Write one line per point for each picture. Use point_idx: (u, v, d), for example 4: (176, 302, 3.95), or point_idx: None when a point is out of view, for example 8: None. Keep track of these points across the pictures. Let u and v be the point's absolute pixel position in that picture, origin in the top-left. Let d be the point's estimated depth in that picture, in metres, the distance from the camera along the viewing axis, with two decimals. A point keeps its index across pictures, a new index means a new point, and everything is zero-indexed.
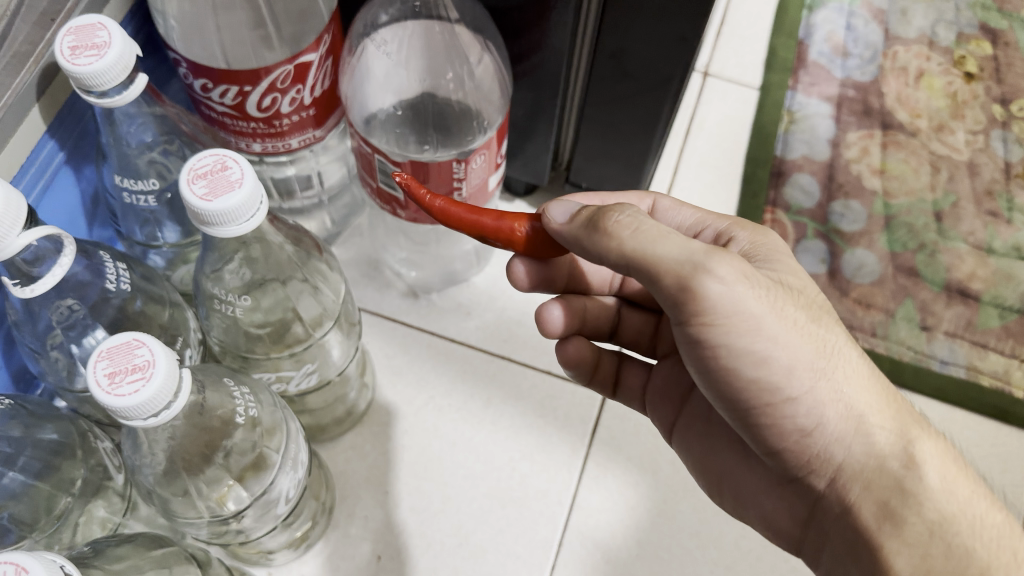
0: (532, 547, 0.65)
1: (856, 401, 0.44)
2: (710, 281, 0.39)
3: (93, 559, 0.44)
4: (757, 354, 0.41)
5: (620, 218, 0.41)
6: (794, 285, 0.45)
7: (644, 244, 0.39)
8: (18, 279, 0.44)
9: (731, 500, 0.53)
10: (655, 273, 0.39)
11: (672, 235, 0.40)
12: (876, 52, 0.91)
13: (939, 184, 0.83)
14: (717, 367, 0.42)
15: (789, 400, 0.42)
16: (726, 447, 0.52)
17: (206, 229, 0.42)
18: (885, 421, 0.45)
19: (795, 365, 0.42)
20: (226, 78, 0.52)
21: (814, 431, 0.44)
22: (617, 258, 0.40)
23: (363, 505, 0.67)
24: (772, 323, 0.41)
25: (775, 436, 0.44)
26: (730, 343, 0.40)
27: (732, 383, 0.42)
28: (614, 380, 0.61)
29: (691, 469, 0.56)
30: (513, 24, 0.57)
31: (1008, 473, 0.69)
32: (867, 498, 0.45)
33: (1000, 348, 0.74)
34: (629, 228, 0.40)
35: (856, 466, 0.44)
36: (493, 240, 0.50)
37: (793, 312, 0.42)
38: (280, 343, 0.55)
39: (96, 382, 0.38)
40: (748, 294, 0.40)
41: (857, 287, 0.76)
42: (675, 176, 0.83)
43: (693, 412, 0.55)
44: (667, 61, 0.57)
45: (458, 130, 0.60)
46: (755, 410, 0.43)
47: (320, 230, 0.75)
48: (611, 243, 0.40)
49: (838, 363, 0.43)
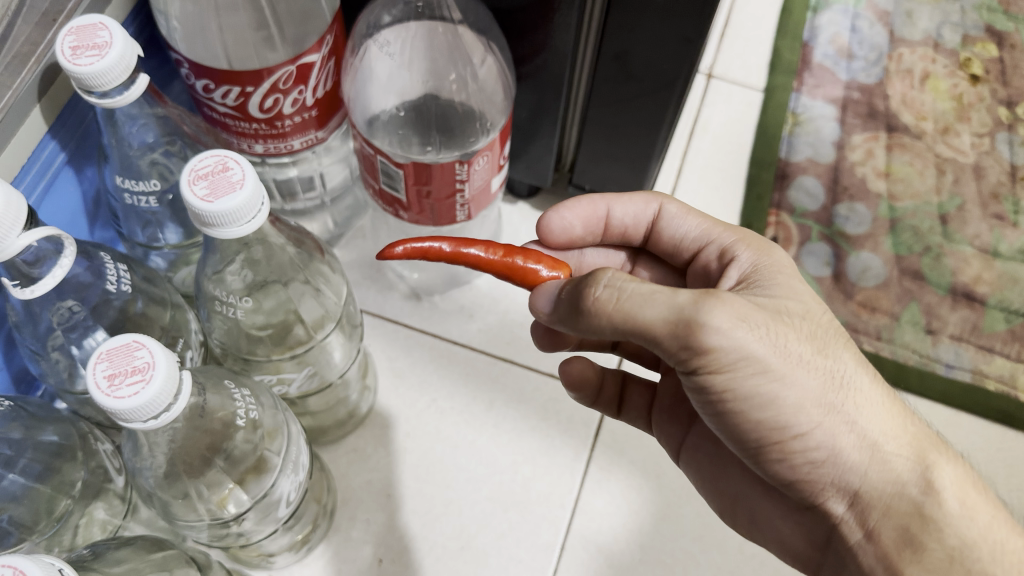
0: (534, 551, 0.65)
1: (869, 429, 0.43)
2: (711, 335, 0.38)
3: (93, 562, 0.43)
4: (764, 396, 0.40)
5: (598, 292, 0.40)
6: (797, 313, 0.43)
7: (631, 312, 0.39)
8: (18, 279, 0.44)
9: (746, 523, 0.53)
10: (652, 337, 0.39)
11: (658, 294, 0.39)
12: (881, 54, 0.91)
13: (944, 187, 0.82)
14: (724, 410, 0.41)
15: (799, 436, 0.42)
16: (739, 470, 0.52)
17: (207, 230, 0.42)
18: (901, 447, 0.44)
19: (803, 403, 0.41)
20: (228, 79, 0.52)
21: (826, 462, 0.43)
22: (612, 332, 0.40)
23: (365, 508, 0.66)
24: (777, 363, 0.40)
25: (787, 470, 0.44)
26: (736, 387, 0.40)
27: (740, 423, 0.42)
28: (618, 400, 0.61)
29: (701, 489, 0.55)
30: (516, 25, 0.56)
31: (1014, 477, 0.69)
32: (886, 523, 0.44)
33: (1007, 352, 0.74)
34: (613, 299, 0.39)
35: (873, 492, 0.44)
36: (512, 280, 0.52)
37: (799, 348, 0.41)
38: (282, 345, 0.55)
39: (95, 384, 0.38)
40: (748, 336, 0.39)
41: (862, 290, 0.76)
42: (679, 178, 0.83)
43: (702, 431, 0.54)
44: (672, 62, 0.57)
45: (461, 131, 0.60)
46: (764, 447, 0.43)
47: (323, 232, 0.75)
48: (600, 319, 0.40)
49: (848, 394, 0.43)
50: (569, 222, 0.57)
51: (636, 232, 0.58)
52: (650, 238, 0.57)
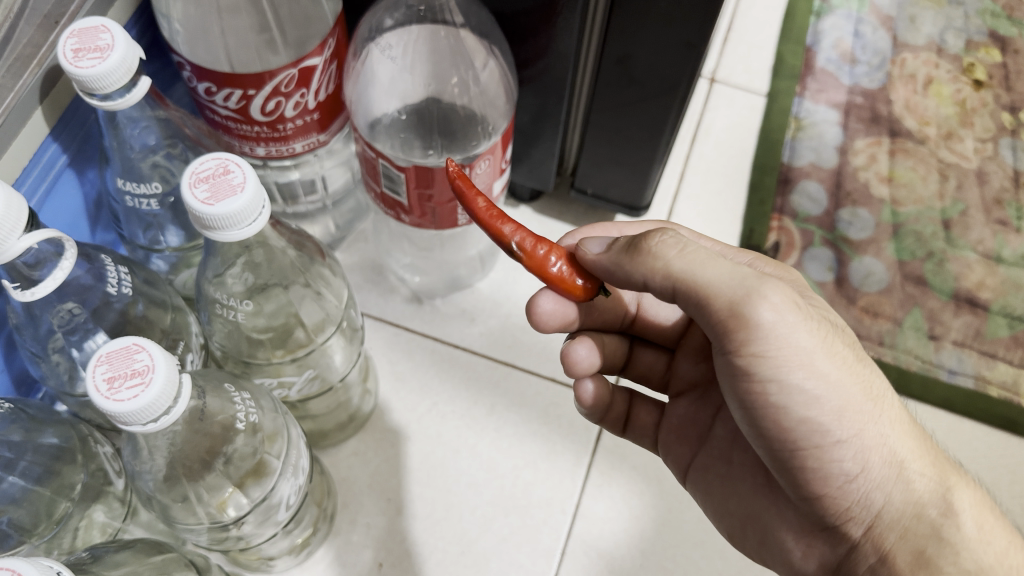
0: (535, 555, 0.65)
1: (899, 448, 0.44)
2: (763, 308, 0.39)
3: (92, 565, 0.43)
4: (809, 393, 0.41)
5: (664, 238, 0.41)
6: (838, 322, 0.45)
7: (692, 266, 0.40)
8: (18, 282, 0.44)
9: (755, 545, 0.51)
10: (706, 298, 0.40)
11: (719, 261, 0.40)
12: (884, 59, 0.91)
13: (947, 192, 0.82)
14: (765, 403, 0.42)
15: (837, 443, 0.42)
16: (751, 489, 0.50)
17: (208, 233, 0.42)
18: (926, 469, 0.45)
19: (844, 407, 0.42)
20: (230, 82, 0.52)
21: (858, 476, 0.43)
22: (663, 279, 0.41)
23: (365, 511, 0.66)
24: (822, 358, 0.41)
25: (818, 480, 0.43)
26: (782, 378, 0.40)
27: (781, 421, 0.42)
28: (625, 419, 0.60)
29: (710, 511, 0.54)
30: (519, 29, 0.56)
31: (1016, 484, 0.69)
32: (902, 546, 0.45)
33: (1010, 358, 0.73)
34: (675, 248, 0.40)
35: (895, 513, 0.44)
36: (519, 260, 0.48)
37: (842, 348, 0.42)
38: (283, 347, 0.55)
39: (95, 387, 0.38)
40: (800, 323, 0.40)
41: (864, 295, 0.76)
42: (681, 184, 0.82)
43: (712, 450, 0.53)
44: (674, 66, 0.56)
45: (463, 135, 0.60)
46: (800, 452, 0.42)
47: (324, 235, 0.76)
48: (656, 264, 0.40)
49: (884, 407, 0.43)
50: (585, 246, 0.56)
51: None
52: None
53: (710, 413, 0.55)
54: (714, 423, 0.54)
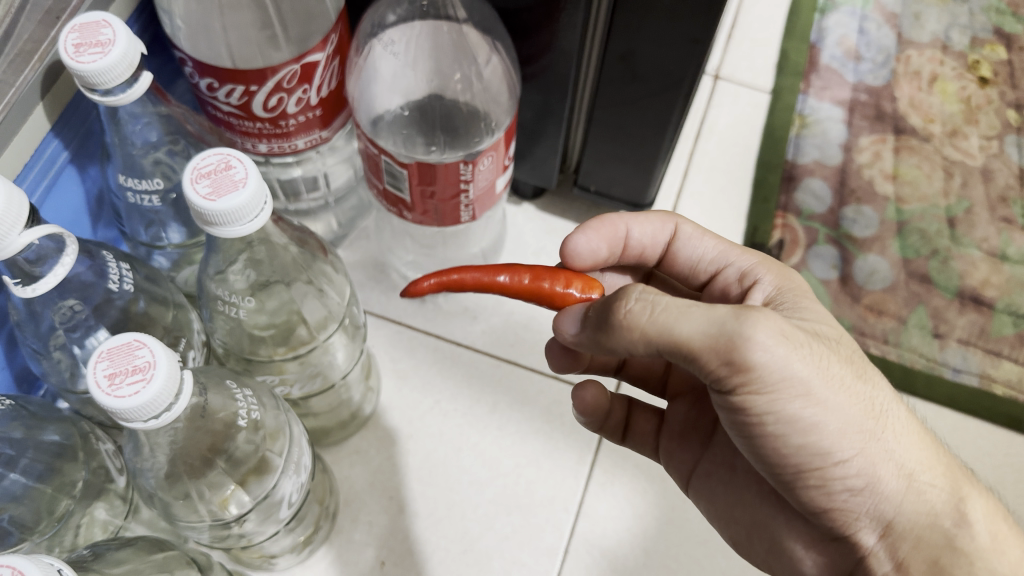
0: (537, 554, 0.65)
1: (906, 459, 0.43)
2: (755, 350, 0.37)
3: (93, 562, 0.43)
4: (807, 420, 0.40)
5: (630, 306, 0.39)
6: (831, 337, 0.43)
7: (666, 324, 0.38)
8: (19, 278, 0.44)
9: (763, 554, 0.51)
10: (689, 351, 0.38)
11: (694, 309, 0.38)
12: (888, 56, 0.90)
13: (952, 190, 0.82)
14: (763, 433, 0.41)
15: (839, 464, 0.42)
16: (757, 497, 0.50)
17: (209, 229, 0.42)
18: (935, 479, 0.45)
19: (844, 428, 0.41)
20: (232, 78, 0.51)
21: (864, 490, 0.43)
22: (646, 347, 0.39)
23: (367, 509, 0.66)
24: (820, 386, 0.40)
25: (823, 497, 0.43)
26: (778, 410, 0.40)
27: (779, 447, 0.41)
28: (624, 427, 0.60)
29: (714, 520, 0.53)
30: (522, 24, 0.56)
31: (1021, 483, 0.68)
32: (916, 555, 0.44)
33: (1015, 356, 0.73)
34: (647, 312, 0.39)
35: (907, 523, 0.44)
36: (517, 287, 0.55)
37: (838, 370, 0.41)
38: (285, 345, 0.54)
39: (95, 383, 0.38)
40: (794, 356, 0.39)
41: (869, 293, 0.75)
42: (685, 182, 0.82)
43: (715, 458, 0.53)
44: (678, 62, 0.56)
45: (465, 131, 0.60)
46: (801, 474, 0.42)
47: (326, 232, 0.75)
48: (634, 335, 0.39)
49: (886, 423, 0.43)
50: (594, 245, 0.55)
51: (653, 252, 0.58)
52: (665, 260, 0.58)
53: (711, 419, 0.54)
54: (717, 427, 0.54)
